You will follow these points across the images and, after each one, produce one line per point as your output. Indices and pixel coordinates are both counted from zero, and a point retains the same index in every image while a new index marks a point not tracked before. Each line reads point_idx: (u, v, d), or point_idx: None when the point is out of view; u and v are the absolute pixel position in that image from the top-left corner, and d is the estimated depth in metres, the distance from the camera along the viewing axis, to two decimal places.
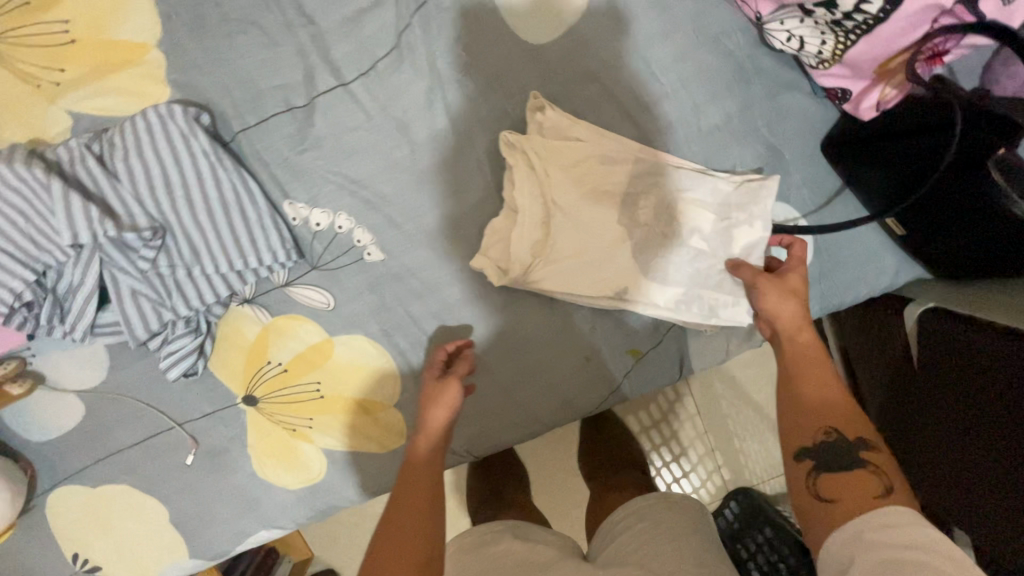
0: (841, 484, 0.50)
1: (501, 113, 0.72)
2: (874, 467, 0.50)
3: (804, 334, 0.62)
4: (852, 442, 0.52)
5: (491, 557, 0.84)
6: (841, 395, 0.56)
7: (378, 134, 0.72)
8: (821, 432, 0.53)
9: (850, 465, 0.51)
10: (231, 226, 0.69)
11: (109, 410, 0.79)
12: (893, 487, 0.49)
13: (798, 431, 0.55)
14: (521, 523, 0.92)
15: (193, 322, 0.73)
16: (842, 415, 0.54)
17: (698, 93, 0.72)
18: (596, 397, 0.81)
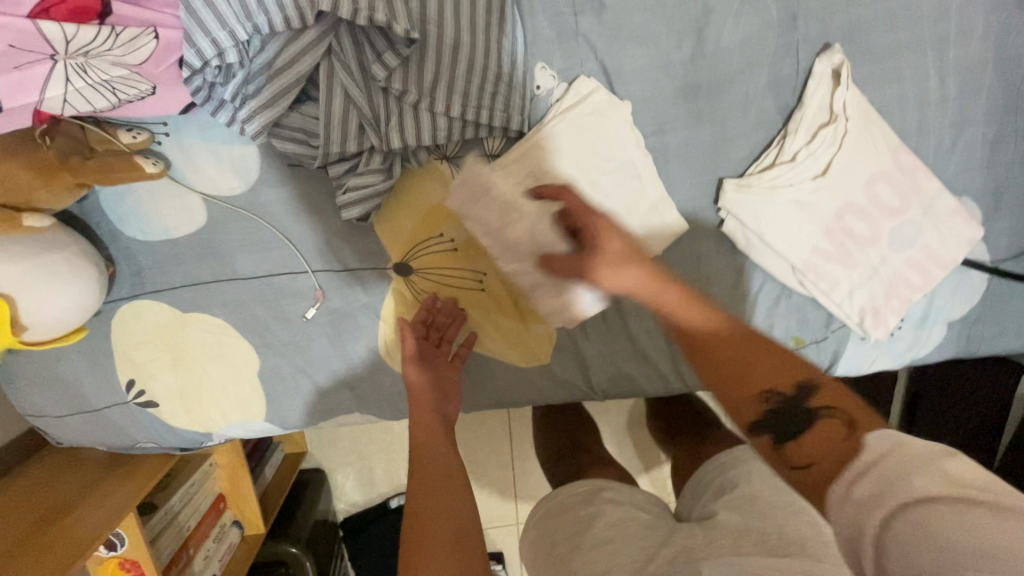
0: (815, 447, 0.46)
1: (787, 55, 0.67)
2: (828, 413, 0.48)
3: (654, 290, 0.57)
4: (792, 394, 0.50)
5: (584, 516, 0.79)
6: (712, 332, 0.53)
7: (660, 27, 0.64)
8: (759, 401, 0.50)
9: (803, 422, 0.48)
10: (485, 66, 0.58)
11: (235, 229, 0.65)
12: (856, 428, 0.45)
13: (736, 413, 0.51)
14: (603, 484, 0.86)
15: (391, 161, 0.61)
16: (765, 367, 0.51)
17: (967, 108, 0.71)
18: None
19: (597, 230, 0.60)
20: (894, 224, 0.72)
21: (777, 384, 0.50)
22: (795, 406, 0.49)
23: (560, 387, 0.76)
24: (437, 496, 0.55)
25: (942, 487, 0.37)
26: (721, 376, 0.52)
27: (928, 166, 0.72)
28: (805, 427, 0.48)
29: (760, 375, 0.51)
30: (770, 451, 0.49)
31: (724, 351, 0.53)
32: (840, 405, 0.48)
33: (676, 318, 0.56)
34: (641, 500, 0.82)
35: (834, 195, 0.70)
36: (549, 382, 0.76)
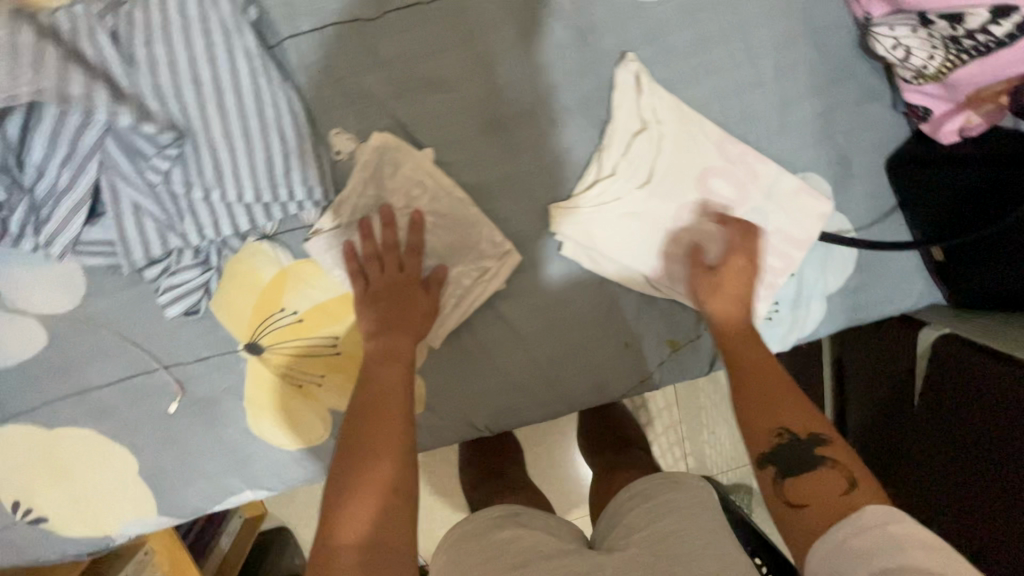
0: (814, 486, 0.53)
1: (589, 70, 0.65)
2: (838, 465, 0.53)
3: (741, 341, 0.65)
4: (804, 440, 0.55)
5: (495, 545, 0.77)
6: (770, 369, 0.60)
7: (451, 70, 0.63)
8: (775, 434, 0.56)
9: (811, 463, 0.54)
10: (267, 148, 0.59)
11: (78, 343, 0.66)
12: (857, 480, 0.52)
13: (754, 438, 0.57)
14: (521, 510, 0.86)
15: (204, 254, 0.62)
16: (801, 416, 0.57)
17: (789, 86, 0.70)
18: (629, 384, 0.78)
19: (734, 246, 0.68)
20: (737, 215, 0.72)
21: (803, 431, 0.56)
22: (808, 450, 0.55)
23: (443, 431, 0.76)
24: (389, 425, 0.56)
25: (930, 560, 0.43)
26: (762, 412, 0.58)
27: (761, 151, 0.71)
28: (811, 466, 0.54)
29: (765, 415, 0.57)
30: (774, 483, 0.55)
31: (770, 381, 0.60)
32: (847, 462, 0.53)
33: (741, 365, 0.62)
34: (556, 530, 0.82)
35: (666, 199, 0.69)
36: (431, 429, 0.76)
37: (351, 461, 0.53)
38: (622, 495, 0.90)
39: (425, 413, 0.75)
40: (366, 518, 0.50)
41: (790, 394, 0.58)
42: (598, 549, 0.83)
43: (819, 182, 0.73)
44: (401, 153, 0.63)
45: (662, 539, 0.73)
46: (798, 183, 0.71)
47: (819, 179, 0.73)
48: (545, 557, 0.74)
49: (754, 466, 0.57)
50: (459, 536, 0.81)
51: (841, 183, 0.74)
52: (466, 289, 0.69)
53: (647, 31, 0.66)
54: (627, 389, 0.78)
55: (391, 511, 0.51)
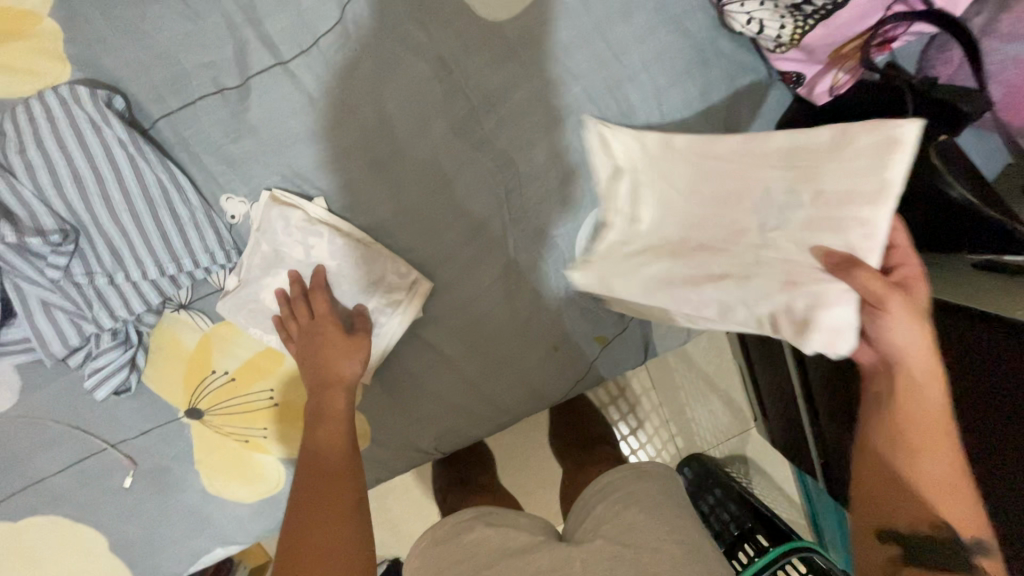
0: (911, 521, 0.49)
1: (458, 95, 0.68)
2: (969, 565, 0.47)
3: (931, 391, 0.50)
4: (950, 534, 0.48)
5: (464, 548, 0.76)
6: (952, 459, 0.49)
7: (324, 119, 0.65)
8: (929, 524, 0.48)
9: (954, 565, 0.47)
10: (159, 225, 0.61)
11: (24, 438, 0.69)
12: None
13: (877, 513, 0.51)
14: (491, 511, 0.85)
15: (122, 334, 0.65)
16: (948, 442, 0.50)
17: (659, 74, 0.71)
18: (566, 384, 0.80)
19: (905, 246, 0.53)
20: None
21: (957, 522, 0.48)
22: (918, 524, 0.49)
23: (393, 460, 0.79)
24: (325, 450, 0.61)
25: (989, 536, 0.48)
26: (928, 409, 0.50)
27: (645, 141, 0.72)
28: (948, 560, 0.47)
29: (941, 502, 0.49)
30: (883, 474, 0.52)
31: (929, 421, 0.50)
32: (989, 570, 0.47)
33: (914, 412, 0.50)
34: (526, 527, 0.80)
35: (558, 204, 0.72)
36: (381, 460, 0.78)
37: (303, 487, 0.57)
38: (590, 489, 0.88)
39: (371, 445, 0.77)
40: (328, 523, 0.53)
41: (959, 463, 0.49)
42: (567, 540, 0.82)
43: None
44: (293, 206, 0.65)
45: (634, 521, 0.73)
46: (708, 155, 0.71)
47: None
48: (519, 554, 0.72)
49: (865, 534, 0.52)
50: (429, 543, 0.80)
51: None
52: (384, 323, 0.70)
53: (508, 49, 0.68)
54: (565, 390, 0.81)
55: (352, 513, 0.55)
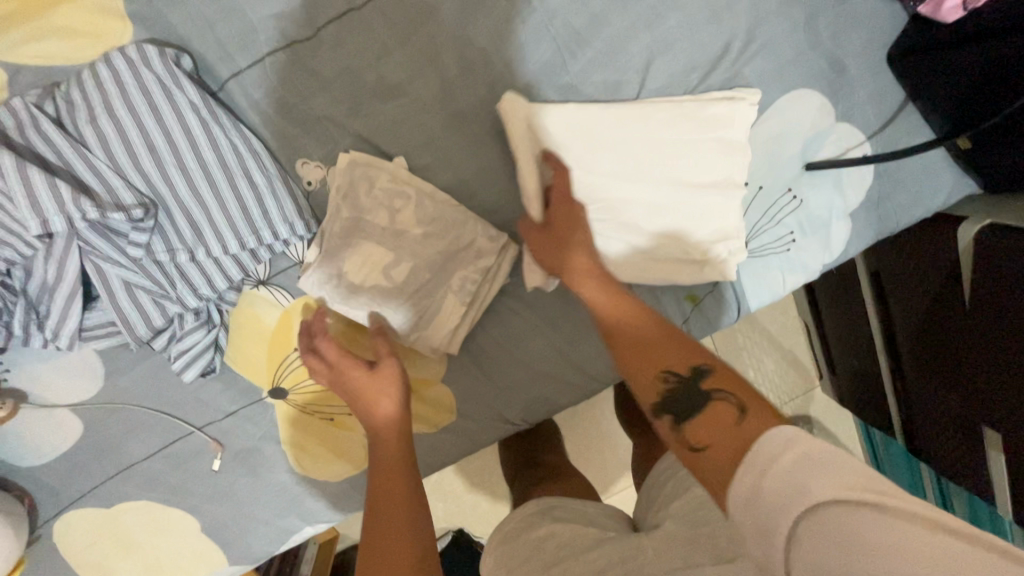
0: (709, 426, 0.41)
1: (542, 36, 0.62)
2: (720, 396, 0.42)
3: (642, 318, 0.52)
4: (693, 376, 0.45)
5: (534, 544, 0.72)
6: (658, 329, 0.50)
7: (401, 71, 0.60)
8: (662, 378, 0.46)
9: (701, 403, 0.43)
10: (238, 196, 0.57)
11: (112, 423, 0.68)
12: (754, 407, 0.41)
13: (646, 391, 0.47)
14: (557, 502, 0.81)
15: (205, 313, 0.62)
16: (680, 351, 0.47)
17: (758, 2, 0.65)
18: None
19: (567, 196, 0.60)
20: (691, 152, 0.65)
21: (695, 369, 0.45)
22: (691, 395, 0.44)
23: (480, 433, 0.76)
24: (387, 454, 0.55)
25: (858, 478, 0.32)
26: (648, 358, 0.48)
27: (743, 78, 0.66)
28: (702, 405, 0.43)
29: (657, 357, 0.47)
30: (672, 430, 0.44)
31: (644, 339, 0.49)
32: (736, 389, 0.43)
33: (617, 327, 0.52)
34: (598, 521, 0.76)
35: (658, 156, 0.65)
36: (468, 434, 0.75)
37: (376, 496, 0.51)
38: (658, 469, 0.84)
39: (458, 419, 0.74)
40: (400, 536, 0.47)
41: (675, 334, 0.49)
42: (644, 529, 0.78)
43: (809, 101, 0.69)
44: (374, 168, 0.61)
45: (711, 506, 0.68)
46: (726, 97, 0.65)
47: (817, 93, 0.69)
48: (585, 548, 0.68)
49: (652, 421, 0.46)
50: (499, 540, 0.77)
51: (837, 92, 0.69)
52: (472, 291, 0.66)
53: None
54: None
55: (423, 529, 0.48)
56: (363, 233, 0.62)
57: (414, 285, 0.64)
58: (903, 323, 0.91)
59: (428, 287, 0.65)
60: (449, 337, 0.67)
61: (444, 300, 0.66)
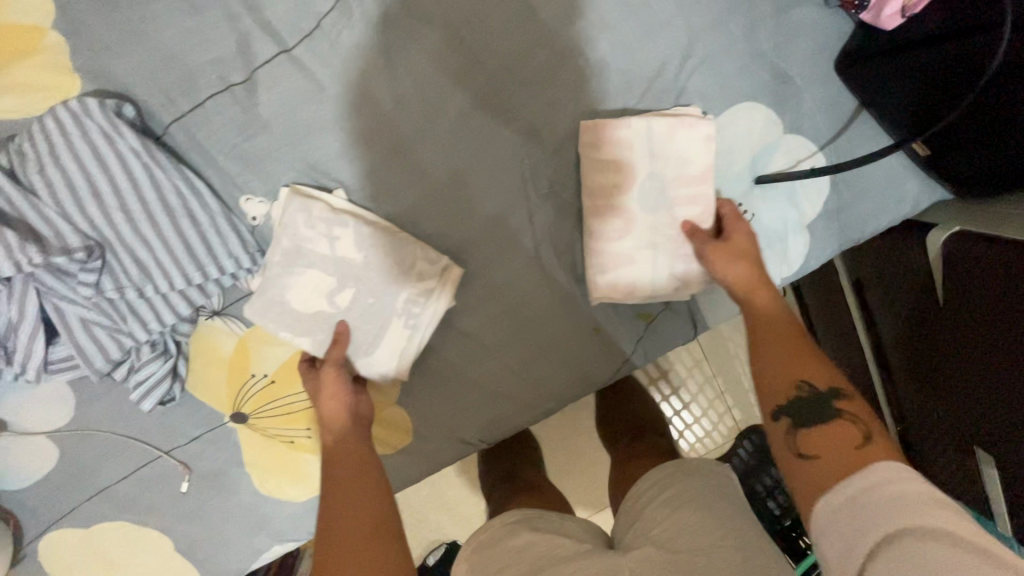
0: (823, 441, 0.49)
1: (475, 65, 0.63)
2: (850, 417, 0.50)
3: (760, 294, 0.62)
4: (826, 392, 0.52)
5: (512, 553, 0.72)
6: (791, 325, 0.59)
7: (336, 107, 0.62)
8: (793, 386, 0.54)
9: (828, 418, 0.50)
10: (182, 235, 0.60)
11: (85, 449, 0.71)
12: (873, 434, 0.48)
13: (772, 395, 0.55)
14: (537, 515, 0.81)
15: (160, 345, 0.65)
16: (815, 368, 0.55)
17: (695, 19, 0.64)
18: (611, 367, 0.76)
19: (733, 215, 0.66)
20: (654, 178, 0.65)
21: (824, 382, 0.53)
22: (825, 401, 0.52)
23: (439, 454, 0.77)
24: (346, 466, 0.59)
25: (948, 522, 0.39)
26: (774, 363, 0.57)
27: (685, 94, 0.65)
28: (824, 420, 0.50)
29: (799, 367, 0.55)
30: (785, 432, 0.52)
31: (781, 339, 0.58)
32: (868, 419, 0.50)
33: (755, 314, 0.61)
34: (574, 535, 0.76)
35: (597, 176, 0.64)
36: (426, 455, 0.76)
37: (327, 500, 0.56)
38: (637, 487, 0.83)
39: (415, 440, 0.76)
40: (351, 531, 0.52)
41: (803, 342, 0.57)
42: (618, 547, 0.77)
43: (751, 118, 0.68)
44: (314, 201, 0.63)
45: (678, 532, 0.67)
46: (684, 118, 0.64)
47: (760, 105, 0.67)
48: (563, 559, 0.68)
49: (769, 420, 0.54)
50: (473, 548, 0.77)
51: (785, 103, 0.67)
52: (416, 317, 0.67)
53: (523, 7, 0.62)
54: (611, 373, 0.76)
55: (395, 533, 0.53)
56: (305, 261, 0.64)
57: (358, 309, 0.66)
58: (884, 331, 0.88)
59: (374, 313, 0.67)
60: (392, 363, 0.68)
61: (384, 327, 0.67)
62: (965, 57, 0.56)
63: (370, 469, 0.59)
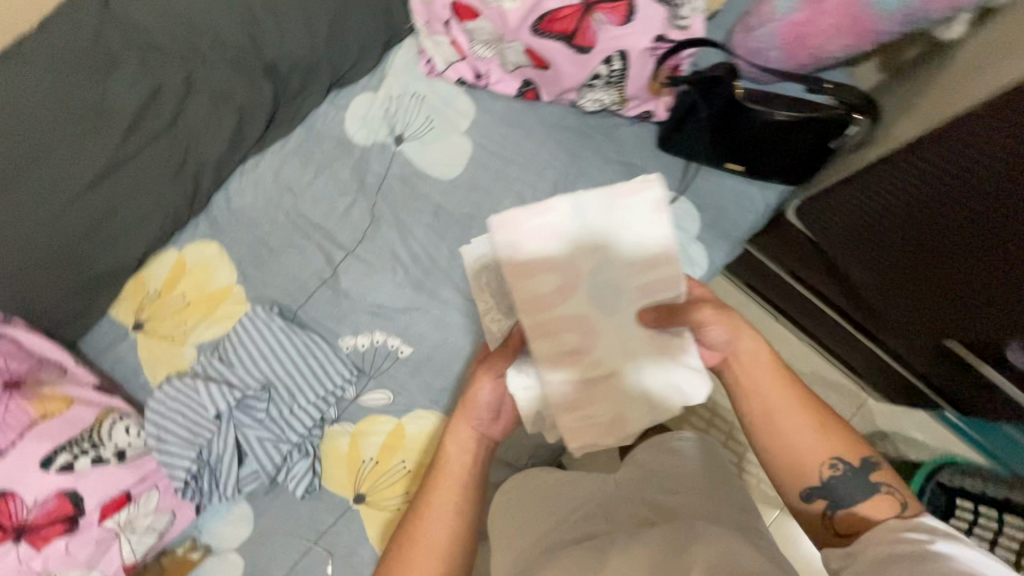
0: (861, 521, 0.70)
1: (451, 223, 1.08)
2: (884, 490, 0.71)
3: (751, 346, 0.77)
4: (855, 464, 0.72)
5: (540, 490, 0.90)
6: (782, 371, 0.76)
7: (381, 271, 1.06)
8: (827, 464, 0.72)
9: (866, 496, 0.71)
10: (309, 367, 1.00)
11: (260, 553, 0.99)
12: (906, 503, 0.70)
13: (808, 459, 0.73)
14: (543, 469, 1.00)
15: (303, 447, 0.99)
16: (831, 440, 0.73)
17: (564, 156, 1.09)
18: (618, 427, 0.75)
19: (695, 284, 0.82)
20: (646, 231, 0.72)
21: (854, 458, 0.72)
22: (857, 478, 0.72)
23: None
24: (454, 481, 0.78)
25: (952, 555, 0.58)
26: (806, 446, 0.73)
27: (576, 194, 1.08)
28: (867, 495, 0.71)
29: (820, 463, 0.73)
30: (822, 511, 0.72)
31: (799, 399, 0.75)
32: (896, 486, 0.71)
33: (767, 401, 0.75)
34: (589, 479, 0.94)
35: (598, 348, 0.73)
36: None
37: (425, 519, 0.76)
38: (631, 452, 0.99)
39: None
40: (441, 542, 0.75)
41: (801, 388, 0.76)
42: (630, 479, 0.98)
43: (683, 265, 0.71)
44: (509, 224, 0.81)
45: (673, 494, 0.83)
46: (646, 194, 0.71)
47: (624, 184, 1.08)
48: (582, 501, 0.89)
49: (804, 494, 0.73)
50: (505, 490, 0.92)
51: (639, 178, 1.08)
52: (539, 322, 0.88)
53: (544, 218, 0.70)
54: (623, 431, 0.75)
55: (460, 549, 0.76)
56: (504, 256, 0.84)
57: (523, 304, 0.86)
58: (826, 286, 1.11)
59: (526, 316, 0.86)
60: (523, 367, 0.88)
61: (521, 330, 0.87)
62: (702, 121, 0.98)
63: (468, 484, 0.79)
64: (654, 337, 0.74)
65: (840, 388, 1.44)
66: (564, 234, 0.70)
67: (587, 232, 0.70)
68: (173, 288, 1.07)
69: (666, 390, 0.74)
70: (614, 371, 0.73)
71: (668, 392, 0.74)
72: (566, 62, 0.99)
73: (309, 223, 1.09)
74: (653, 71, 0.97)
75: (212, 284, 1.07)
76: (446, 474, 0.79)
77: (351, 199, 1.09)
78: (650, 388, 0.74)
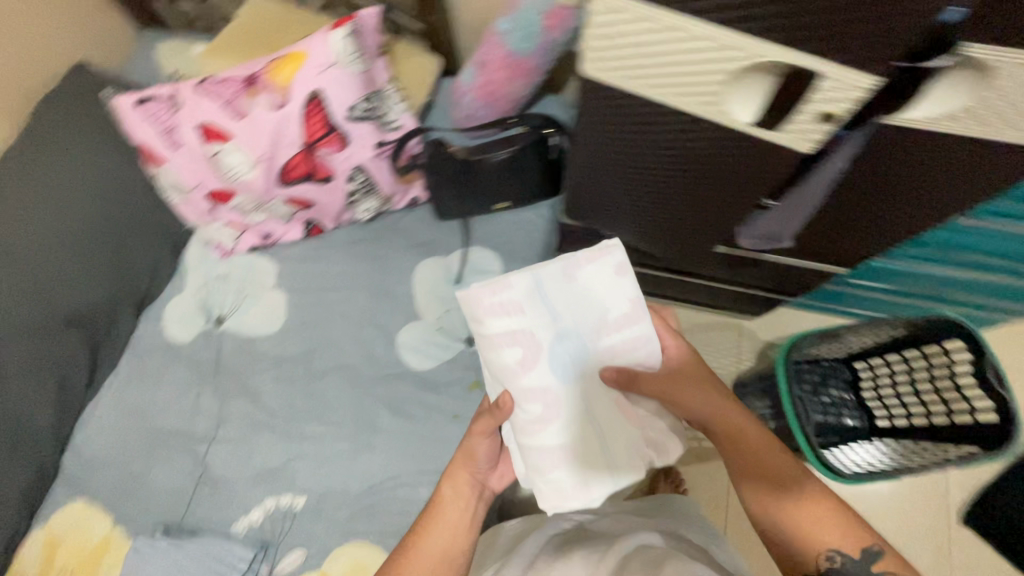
0: None
1: (295, 366, 1.14)
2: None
3: (750, 436, 0.79)
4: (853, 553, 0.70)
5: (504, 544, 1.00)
6: (788, 463, 0.77)
7: (248, 441, 1.09)
8: (825, 555, 0.71)
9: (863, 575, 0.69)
10: (210, 566, 0.99)
11: None
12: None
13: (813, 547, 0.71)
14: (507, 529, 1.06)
15: None
16: (842, 531, 0.72)
17: (368, 263, 1.21)
18: (599, 486, 0.75)
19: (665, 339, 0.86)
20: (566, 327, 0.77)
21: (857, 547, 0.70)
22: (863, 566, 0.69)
23: None
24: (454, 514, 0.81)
25: None
26: (813, 534, 0.71)
27: (391, 290, 1.19)
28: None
29: (830, 537, 0.71)
30: None
31: (807, 495, 0.74)
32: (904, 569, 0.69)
33: (768, 488, 0.75)
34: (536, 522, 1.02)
35: (581, 419, 0.76)
36: None
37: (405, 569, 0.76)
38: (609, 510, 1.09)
39: None
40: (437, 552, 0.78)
41: (813, 486, 0.74)
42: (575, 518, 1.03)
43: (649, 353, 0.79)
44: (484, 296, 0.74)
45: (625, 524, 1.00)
46: (596, 261, 0.78)
47: (426, 260, 1.21)
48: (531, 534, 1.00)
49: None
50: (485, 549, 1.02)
51: (435, 251, 1.22)
52: (549, 430, 0.75)
53: (595, 267, 0.78)
54: (590, 493, 0.75)
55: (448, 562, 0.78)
56: (533, 353, 0.75)
57: (547, 404, 0.75)
58: (619, 248, 1.28)
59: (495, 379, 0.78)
60: (559, 480, 0.75)
61: (542, 426, 0.75)
62: (448, 185, 1.14)
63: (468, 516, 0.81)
64: (627, 408, 0.78)
65: (713, 328, 1.59)
66: (547, 334, 0.76)
67: (581, 335, 0.77)
68: (48, 565, 1.02)
69: (619, 447, 0.77)
70: (582, 436, 0.76)
71: (603, 455, 0.76)
72: (322, 195, 1.14)
73: (166, 433, 1.11)
74: (389, 171, 1.13)
75: (89, 539, 1.04)
76: (443, 510, 0.81)
77: (197, 391, 1.13)
78: (611, 445, 0.76)
